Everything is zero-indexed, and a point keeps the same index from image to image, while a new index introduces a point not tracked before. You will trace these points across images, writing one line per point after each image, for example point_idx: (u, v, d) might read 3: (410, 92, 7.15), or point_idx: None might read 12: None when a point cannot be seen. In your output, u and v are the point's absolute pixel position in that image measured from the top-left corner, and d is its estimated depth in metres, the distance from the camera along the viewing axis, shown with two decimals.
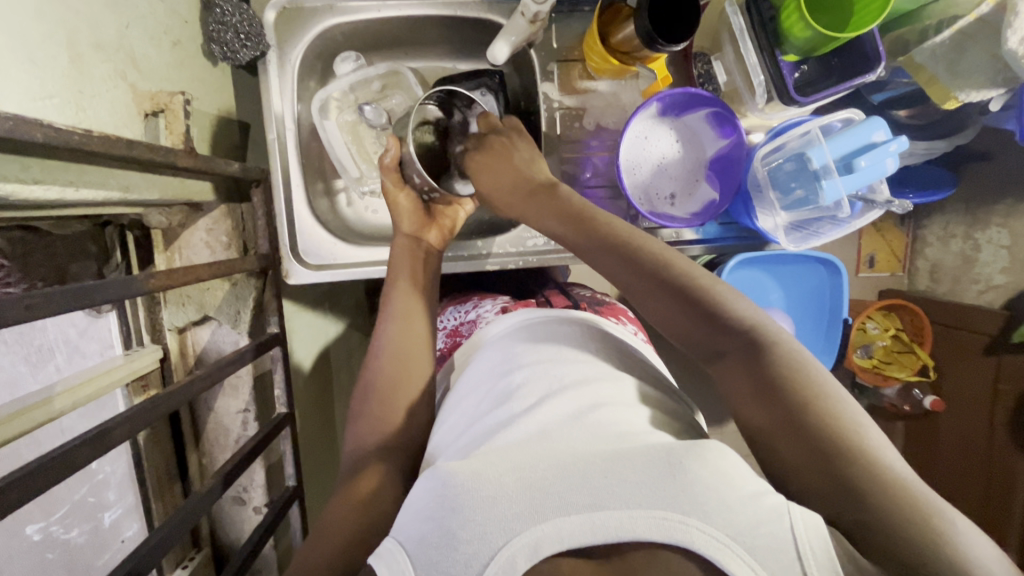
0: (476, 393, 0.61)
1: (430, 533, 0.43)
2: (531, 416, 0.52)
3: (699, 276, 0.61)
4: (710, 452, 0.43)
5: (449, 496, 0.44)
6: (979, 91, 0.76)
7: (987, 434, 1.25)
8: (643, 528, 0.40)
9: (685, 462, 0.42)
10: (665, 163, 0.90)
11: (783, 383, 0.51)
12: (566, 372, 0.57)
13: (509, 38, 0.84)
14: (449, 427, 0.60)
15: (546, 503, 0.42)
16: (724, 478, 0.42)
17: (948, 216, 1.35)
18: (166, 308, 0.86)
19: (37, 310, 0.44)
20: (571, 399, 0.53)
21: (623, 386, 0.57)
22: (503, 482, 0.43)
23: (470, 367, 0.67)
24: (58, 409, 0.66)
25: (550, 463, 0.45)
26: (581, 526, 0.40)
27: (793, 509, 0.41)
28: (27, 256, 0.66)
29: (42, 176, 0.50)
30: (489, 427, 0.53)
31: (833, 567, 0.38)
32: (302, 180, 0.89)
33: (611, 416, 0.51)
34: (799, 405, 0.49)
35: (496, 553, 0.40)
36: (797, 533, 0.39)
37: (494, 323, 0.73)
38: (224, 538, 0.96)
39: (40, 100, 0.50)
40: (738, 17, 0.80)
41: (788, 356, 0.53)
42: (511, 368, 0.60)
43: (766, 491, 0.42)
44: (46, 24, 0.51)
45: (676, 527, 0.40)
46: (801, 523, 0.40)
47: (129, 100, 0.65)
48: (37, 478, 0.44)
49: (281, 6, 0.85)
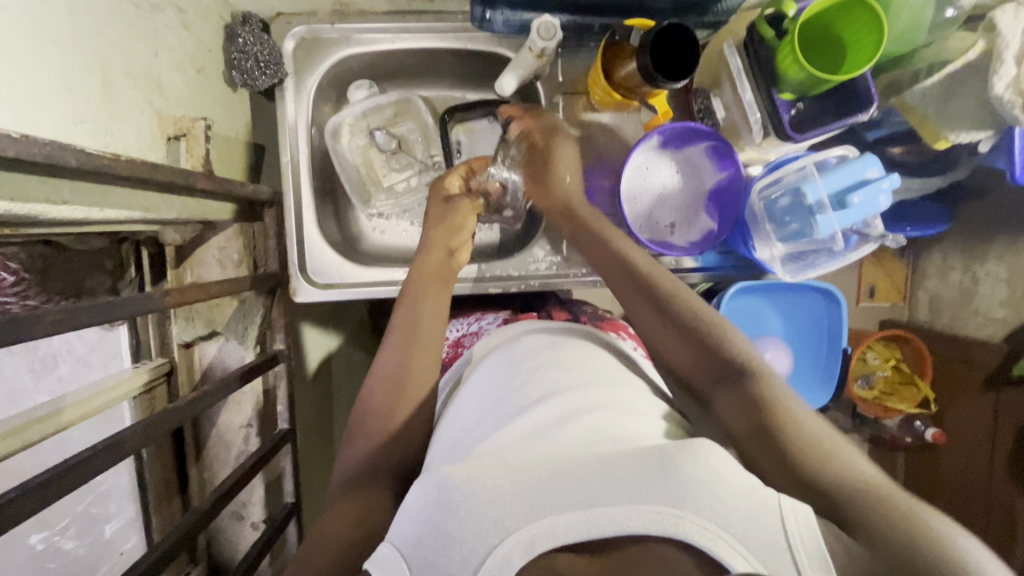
0: (475, 398, 0.63)
1: (426, 534, 0.44)
2: (528, 420, 0.53)
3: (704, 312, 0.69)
4: (700, 450, 0.46)
5: (445, 499, 0.45)
6: (968, 133, 0.79)
7: (988, 467, 1.25)
8: (638, 523, 0.42)
9: (678, 460, 0.45)
10: (665, 193, 0.93)
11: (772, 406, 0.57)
12: (562, 377, 0.59)
13: (516, 71, 0.88)
14: (449, 433, 0.61)
15: (541, 502, 0.43)
16: (715, 474, 0.45)
17: (946, 248, 1.37)
18: (176, 323, 0.89)
19: (59, 324, 0.46)
20: (567, 403, 0.55)
21: (623, 394, 0.58)
22: (499, 484, 0.45)
23: (469, 378, 0.68)
24: (69, 419, 0.68)
25: (544, 464, 0.47)
26: (577, 522, 0.42)
27: (784, 503, 0.43)
28: (46, 270, 0.69)
29: (71, 197, 0.53)
30: (486, 429, 0.56)
31: (822, 559, 0.40)
32: (313, 203, 0.91)
33: (607, 421, 0.52)
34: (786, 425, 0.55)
35: (492, 550, 0.41)
36: (787, 522, 0.42)
37: (495, 337, 0.75)
38: (220, 554, 0.97)
39: (73, 125, 0.53)
40: (735, 58, 0.84)
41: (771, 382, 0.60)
42: (511, 375, 0.62)
43: (759, 486, 0.46)
44: (83, 56, 0.54)
45: (670, 520, 0.41)
46: (791, 513, 0.42)
47: (154, 125, 0.68)
48: (48, 487, 0.45)
49: (301, 36, 0.90)
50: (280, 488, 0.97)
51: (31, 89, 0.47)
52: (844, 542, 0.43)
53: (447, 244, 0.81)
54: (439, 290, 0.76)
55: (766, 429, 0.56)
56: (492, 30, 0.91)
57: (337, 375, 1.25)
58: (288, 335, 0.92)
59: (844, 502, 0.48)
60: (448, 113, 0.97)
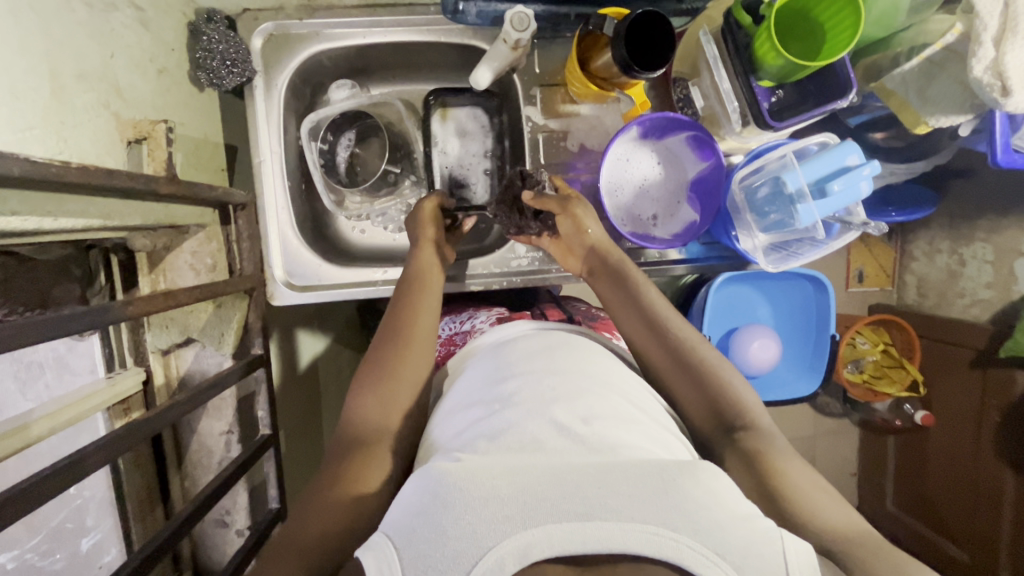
0: (466, 400, 0.61)
1: (421, 527, 0.43)
2: (523, 430, 0.52)
3: (708, 355, 0.69)
4: (704, 473, 0.46)
5: (442, 494, 0.44)
6: (949, 117, 0.78)
7: (975, 449, 1.26)
8: (634, 541, 0.41)
9: (678, 479, 0.45)
10: (647, 184, 0.91)
11: (767, 460, 0.59)
12: (558, 384, 0.57)
13: (491, 64, 0.86)
14: (441, 435, 0.59)
15: (537, 507, 0.42)
16: (716, 497, 0.44)
17: (933, 231, 1.36)
18: (149, 330, 0.86)
19: (8, 340, 0.44)
20: (564, 414, 0.53)
21: (621, 405, 0.56)
22: (497, 486, 0.44)
23: (462, 377, 0.67)
24: (37, 434, 0.65)
25: (542, 470, 0.46)
26: (573, 534, 0.41)
27: (785, 537, 0.44)
28: (8, 281, 0.67)
29: (20, 206, 0.51)
30: (480, 431, 0.54)
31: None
32: (288, 202, 0.89)
33: (602, 434, 0.51)
34: (781, 481, 0.57)
35: (484, 552, 0.41)
36: (789, 557, 0.43)
37: (489, 335, 0.74)
38: (206, 561, 0.95)
39: (20, 132, 0.51)
40: (711, 46, 0.82)
41: (768, 438, 0.62)
42: (503, 378, 0.60)
43: (756, 513, 0.46)
44: (28, 58, 0.52)
45: (667, 542, 0.41)
46: (793, 550, 0.43)
47: (112, 128, 0.66)
48: (5, 509, 0.44)
49: (268, 32, 0.87)
50: (265, 493, 0.96)
51: None
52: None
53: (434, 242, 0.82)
54: (428, 306, 0.74)
55: (759, 469, 0.58)
56: (466, 22, 0.89)
57: (323, 377, 1.24)
58: (267, 339, 0.91)
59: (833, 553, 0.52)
60: (435, 94, 0.94)
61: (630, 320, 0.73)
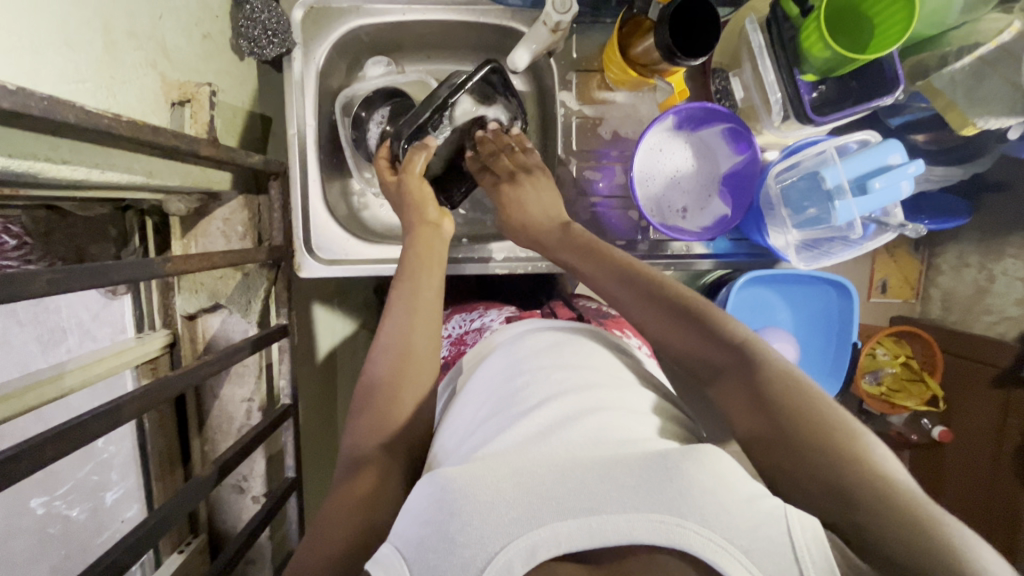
0: (477, 397, 0.62)
1: (428, 536, 0.42)
2: (529, 425, 0.52)
3: (698, 297, 0.65)
4: (706, 456, 0.44)
5: (448, 501, 0.43)
6: (998, 118, 0.77)
7: (996, 467, 1.23)
8: (639, 532, 0.41)
9: (680, 465, 0.43)
10: (679, 176, 0.90)
11: (782, 395, 0.53)
12: (566, 379, 0.58)
13: (529, 46, 0.85)
14: (453, 432, 0.60)
15: (543, 507, 0.42)
16: (722, 480, 0.43)
17: (963, 244, 1.33)
18: (180, 293, 0.88)
19: (57, 284, 0.45)
20: (568, 407, 0.54)
21: (623, 395, 0.57)
22: (502, 488, 0.43)
23: (474, 374, 0.68)
24: (71, 385, 0.67)
25: (547, 467, 0.46)
26: (580, 530, 0.41)
27: (790, 512, 0.42)
28: (48, 234, 0.68)
29: (71, 155, 0.52)
30: (488, 432, 0.55)
31: (830, 567, 0.39)
32: (319, 176, 0.89)
33: (607, 424, 0.52)
34: (794, 418, 0.51)
35: (493, 556, 0.40)
36: (794, 533, 0.40)
37: (500, 333, 0.74)
38: (221, 525, 0.97)
39: (75, 83, 0.52)
40: (758, 35, 0.80)
41: (773, 365, 0.56)
42: (511, 377, 0.61)
43: (762, 493, 0.43)
44: (86, 13, 0.53)
45: (674, 530, 0.40)
46: (799, 527, 0.41)
47: (157, 88, 0.67)
48: (48, 447, 0.45)
49: (309, 5, 0.87)
50: (281, 462, 0.97)
51: (30, 42, 0.46)
52: (850, 559, 0.41)
53: (423, 218, 0.78)
54: (429, 289, 0.71)
55: (766, 400, 0.54)
56: (506, 4, 0.89)
57: (342, 357, 1.25)
58: (292, 311, 0.92)
59: (854, 505, 0.45)
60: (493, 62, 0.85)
61: (614, 291, 0.70)
